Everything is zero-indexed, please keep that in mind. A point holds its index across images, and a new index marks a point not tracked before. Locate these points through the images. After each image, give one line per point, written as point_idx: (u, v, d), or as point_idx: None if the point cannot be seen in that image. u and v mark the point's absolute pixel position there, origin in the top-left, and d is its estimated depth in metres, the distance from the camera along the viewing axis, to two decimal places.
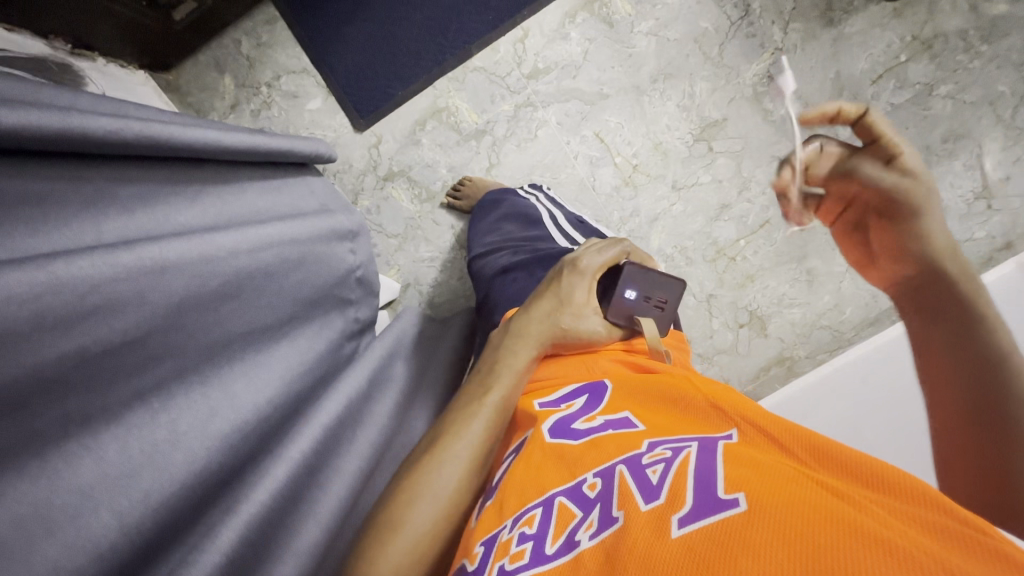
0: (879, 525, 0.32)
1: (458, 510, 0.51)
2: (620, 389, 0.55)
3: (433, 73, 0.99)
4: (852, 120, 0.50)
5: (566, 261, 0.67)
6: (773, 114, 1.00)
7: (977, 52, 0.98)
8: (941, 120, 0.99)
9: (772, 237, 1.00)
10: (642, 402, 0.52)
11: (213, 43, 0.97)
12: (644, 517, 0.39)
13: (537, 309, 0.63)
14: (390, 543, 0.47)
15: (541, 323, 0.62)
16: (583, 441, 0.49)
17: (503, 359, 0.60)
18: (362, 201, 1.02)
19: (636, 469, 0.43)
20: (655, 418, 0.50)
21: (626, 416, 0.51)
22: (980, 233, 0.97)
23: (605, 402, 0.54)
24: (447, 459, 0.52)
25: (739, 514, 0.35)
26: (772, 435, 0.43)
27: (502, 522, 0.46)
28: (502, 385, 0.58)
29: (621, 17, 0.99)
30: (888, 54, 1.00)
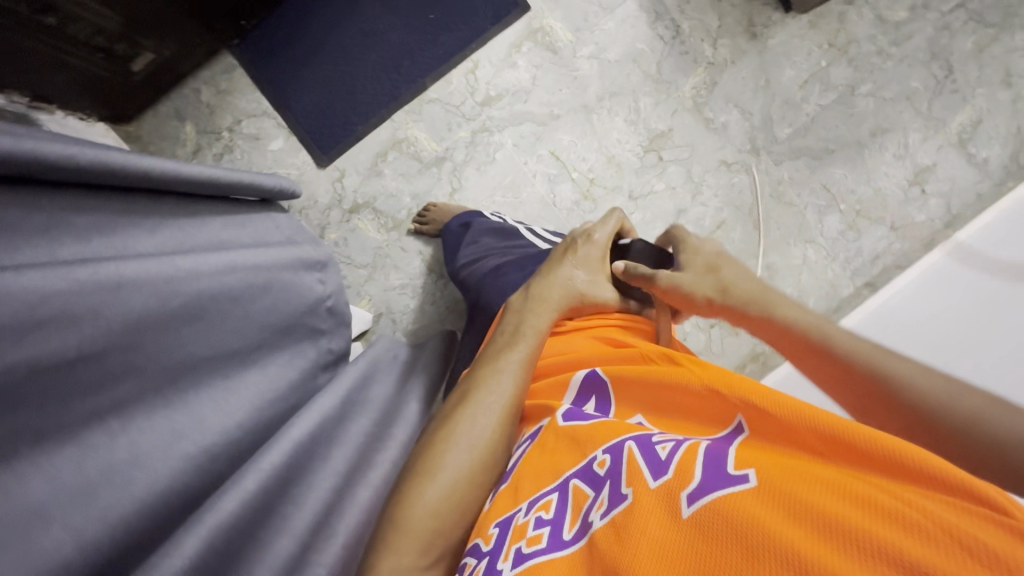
0: (887, 495, 0.31)
1: (475, 487, 0.50)
2: (621, 388, 0.53)
3: (390, 108, 1.03)
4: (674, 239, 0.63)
5: (570, 237, 0.72)
6: (714, 121, 1.07)
7: (888, 53, 1.08)
8: (867, 116, 1.09)
9: (730, 236, 1.09)
10: (648, 396, 0.51)
11: (172, 94, 0.99)
12: (653, 496, 0.39)
13: (561, 273, 0.66)
14: (411, 506, 0.47)
15: (560, 291, 0.64)
16: (592, 422, 0.49)
17: (525, 321, 0.61)
18: (330, 235, 1.04)
19: (645, 444, 0.43)
20: (664, 418, 0.50)
21: (639, 420, 0.51)
22: (920, 217, 1.07)
23: (613, 405, 0.53)
24: (479, 410, 0.53)
25: (747, 488, 0.35)
26: (767, 409, 0.41)
27: (517, 506, 0.46)
28: (525, 343, 0.59)
29: (563, 44, 1.04)
30: (810, 61, 1.08)
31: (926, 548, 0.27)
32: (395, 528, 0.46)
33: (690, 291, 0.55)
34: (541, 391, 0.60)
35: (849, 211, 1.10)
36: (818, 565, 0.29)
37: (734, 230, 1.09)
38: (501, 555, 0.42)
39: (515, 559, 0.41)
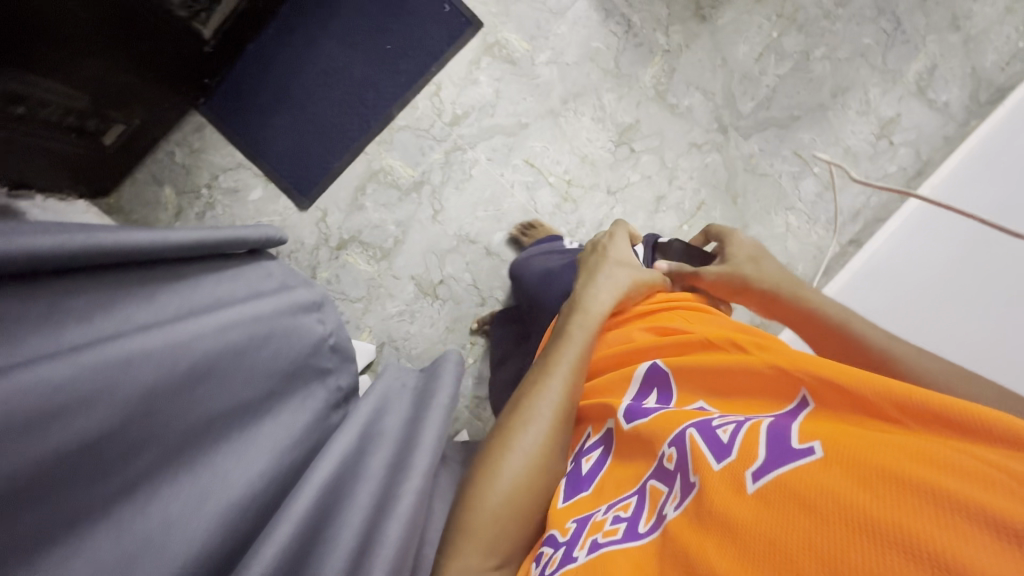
0: (945, 449, 0.34)
1: (535, 488, 0.52)
2: (683, 378, 0.55)
3: (360, 142, 1.04)
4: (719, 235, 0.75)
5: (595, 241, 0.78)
6: (678, 106, 1.09)
7: (835, 15, 1.10)
8: (825, 79, 1.11)
9: (711, 216, 1.12)
10: (710, 384, 0.54)
11: (148, 161, 1.01)
12: (721, 479, 0.41)
13: (601, 274, 0.70)
14: (474, 510, 0.49)
15: (603, 291, 0.67)
16: (654, 414, 0.52)
17: (571, 326, 0.64)
18: (321, 274, 1.06)
19: (706, 430, 0.46)
20: (726, 404, 0.52)
21: (701, 404, 0.53)
22: (893, 167, 1.14)
23: (675, 395, 0.55)
24: (533, 416, 0.55)
25: (814, 460, 0.38)
26: (847, 387, 0.43)
27: (596, 506, 0.49)
28: (572, 348, 0.61)
29: (520, 54, 1.05)
30: (762, 35, 1.09)
31: (987, 490, 0.30)
32: (461, 531, 0.49)
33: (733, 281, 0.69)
34: (601, 389, 0.62)
35: (822, 172, 1.14)
36: (882, 520, 0.32)
37: (714, 209, 1.11)
38: (578, 546, 0.45)
39: (589, 548, 0.44)
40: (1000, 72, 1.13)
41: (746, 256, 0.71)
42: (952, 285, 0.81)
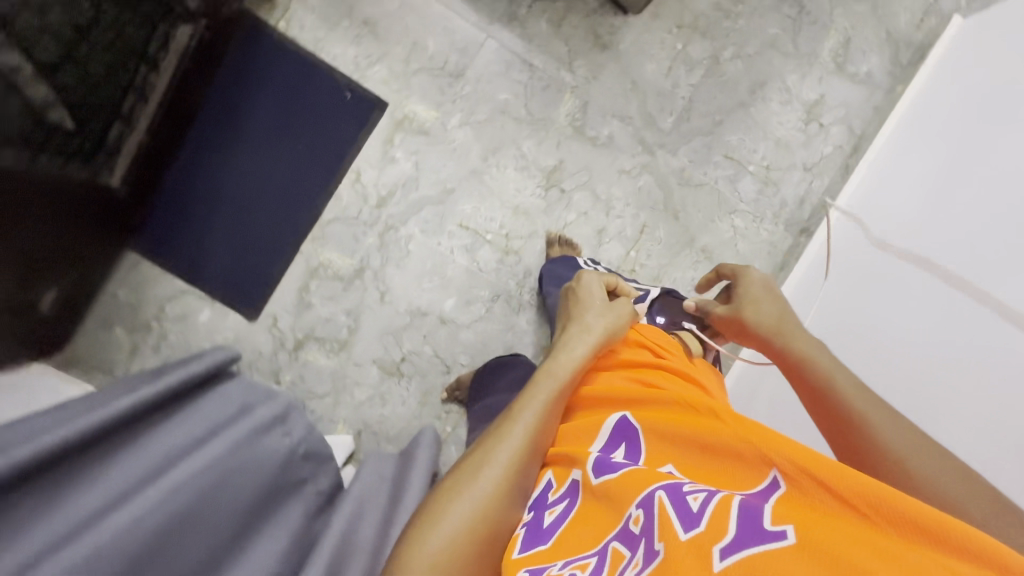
0: (917, 558, 0.37)
1: (478, 534, 0.55)
2: (654, 438, 0.60)
3: (294, 243, 1.05)
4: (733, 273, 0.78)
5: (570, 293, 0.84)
6: (599, 137, 1.08)
7: (735, 14, 1.09)
8: (741, 77, 1.10)
9: (656, 236, 1.11)
10: (677, 446, 0.58)
11: (94, 307, 1.02)
12: (685, 546, 0.44)
13: (573, 330, 0.76)
14: (416, 553, 0.53)
15: (573, 349, 0.72)
16: (620, 474, 0.56)
17: (539, 376, 0.70)
18: (285, 377, 1.07)
19: (677, 496, 0.50)
20: (692, 465, 0.56)
21: (670, 467, 0.57)
22: (828, 148, 1.12)
23: (644, 455, 0.60)
24: (490, 464, 0.60)
25: (786, 546, 0.40)
26: (817, 473, 0.45)
27: (553, 561, 0.52)
28: (535, 399, 0.66)
29: (430, 123, 1.05)
30: (667, 49, 1.08)
31: None
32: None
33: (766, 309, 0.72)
34: (572, 441, 0.66)
35: (758, 169, 1.12)
36: None
37: (657, 230, 1.11)
38: None
39: None
40: (914, 30, 1.12)
41: (761, 297, 0.73)
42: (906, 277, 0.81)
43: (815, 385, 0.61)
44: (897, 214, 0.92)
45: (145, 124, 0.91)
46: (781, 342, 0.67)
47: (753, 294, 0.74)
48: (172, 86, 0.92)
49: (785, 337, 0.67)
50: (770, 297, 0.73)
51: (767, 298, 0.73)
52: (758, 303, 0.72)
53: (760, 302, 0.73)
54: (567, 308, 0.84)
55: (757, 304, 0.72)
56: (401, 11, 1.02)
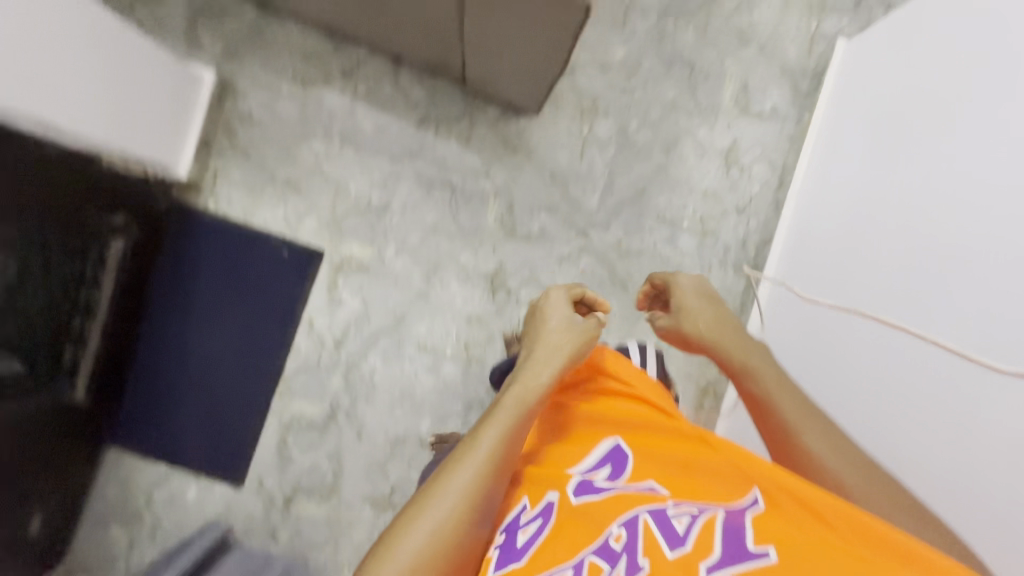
0: None
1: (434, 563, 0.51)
2: (640, 456, 0.60)
3: (264, 405, 1.07)
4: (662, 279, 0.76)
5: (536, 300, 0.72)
6: (531, 232, 1.11)
7: (631, 88, 1.13)
8: (652, 144, 1.13)
9: (610, 311, 1.12)
10: (663, 465, 0.59)
11: (87, 510, 1.04)
12: (673, 566, 0.47)
13: (550, 342, 0.65)
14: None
15: (543, 371, 0.63)
16: (607, 495, 0.55)
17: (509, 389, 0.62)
18: (282, 534, 1.07)
19: (660, 518, 0.51)
20: (675, 483, 0.57)
21: (649, 484, 0.57)
22: (755, 187, 1.14)
23: (626, 471, 0.59)
24: (450, 488, 0.54)
25: (770, 564, 0.45)
26: (809, 503, 0.50)
27: None
28: (500, 417, 0.59)
29: (368, 259, 1.09)
30: (574, 136, 1.12)
31: None
32: None
33: (713, 309, 0.72)
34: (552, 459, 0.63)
35: (693, 223, 1.14)
36: None
37: (609, 305, 1.12)
38: None
39: None
40: (806, 59, 1.16)
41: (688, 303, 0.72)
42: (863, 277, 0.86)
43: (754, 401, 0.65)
44: (836, 217, 0.97)
45: (96, 341, 0.97)
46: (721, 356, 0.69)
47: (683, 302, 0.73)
48: (109, 312, 0.99)
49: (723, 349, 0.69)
50: (705, 302, 0.72)
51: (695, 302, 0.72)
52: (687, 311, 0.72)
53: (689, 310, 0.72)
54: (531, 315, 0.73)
55: (686, 314, 0.72)
56: (318, 166, 1.08)
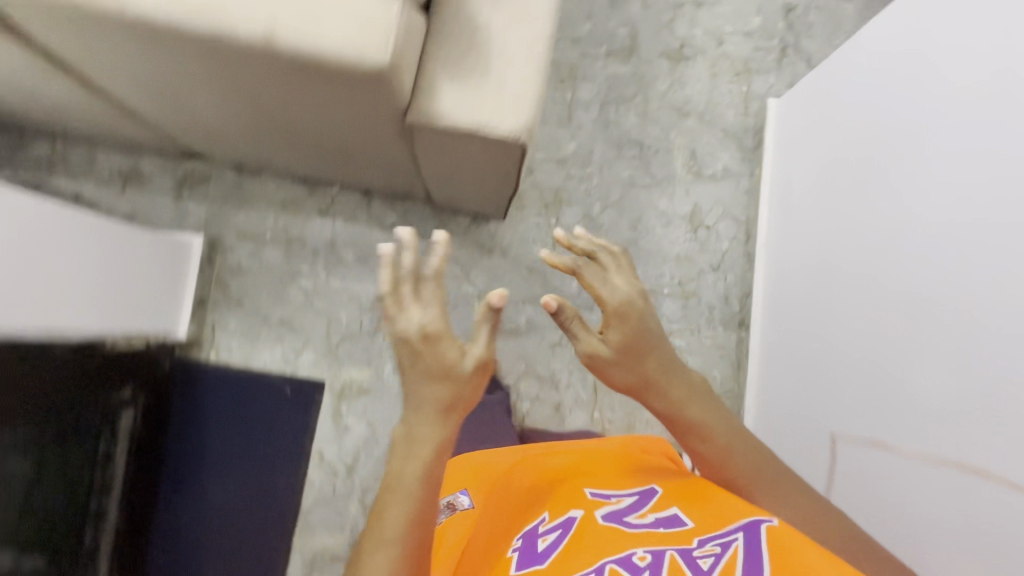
0: None
1: None
2: (668, 494, 0.59)
3: (286, 546, 1.07)
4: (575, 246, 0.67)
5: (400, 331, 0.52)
6: (520, 326, 1.15)
7: (588, 175, 1.20)
8: (619, 222, 1.19)
9: (610, 388, 1.14)
10: (689, 501, 0.57)
11: None
12: None
13: (424, 391, 0.53)
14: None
15: (419, 429, 0.53)
16: (639, 529, 0.54)
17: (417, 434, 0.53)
18: None
19: (686, 556, 0.49)
20: (700, 513, 0.55)
21: (673, 512, 0.56)
22: (724, 244, 1.19)
23: (651, 503, 0.58)
24: (380, 544, 0.50)
25: None
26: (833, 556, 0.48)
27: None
28: (413, 467, 0.52)
29: (368, 380, 1.12)
30: (543, 228, 1.18)
31: None
32: None
33: (659, 344, 0.65)
34: (579, 480, 0.63)
35: (673, 288, 1.18)
36: None
37: (608, 383, 1.14)
38: None
39: None
40: (744, 118, 1.24)
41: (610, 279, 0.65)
42: (835, 315, 0.91)
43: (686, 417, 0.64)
44: (805, 254, 1.01)
45: (115, 514, 1.00)
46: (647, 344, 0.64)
47: (604, 275, 0.65)
48: (125, 489, 1.01)
49: (645, 338, 0.64)
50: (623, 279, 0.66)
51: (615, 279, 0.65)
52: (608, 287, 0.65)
53: (610, 285, 0.65)
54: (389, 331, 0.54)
55: (605, 285, 0.65)
56: (308, 300, 1.13)
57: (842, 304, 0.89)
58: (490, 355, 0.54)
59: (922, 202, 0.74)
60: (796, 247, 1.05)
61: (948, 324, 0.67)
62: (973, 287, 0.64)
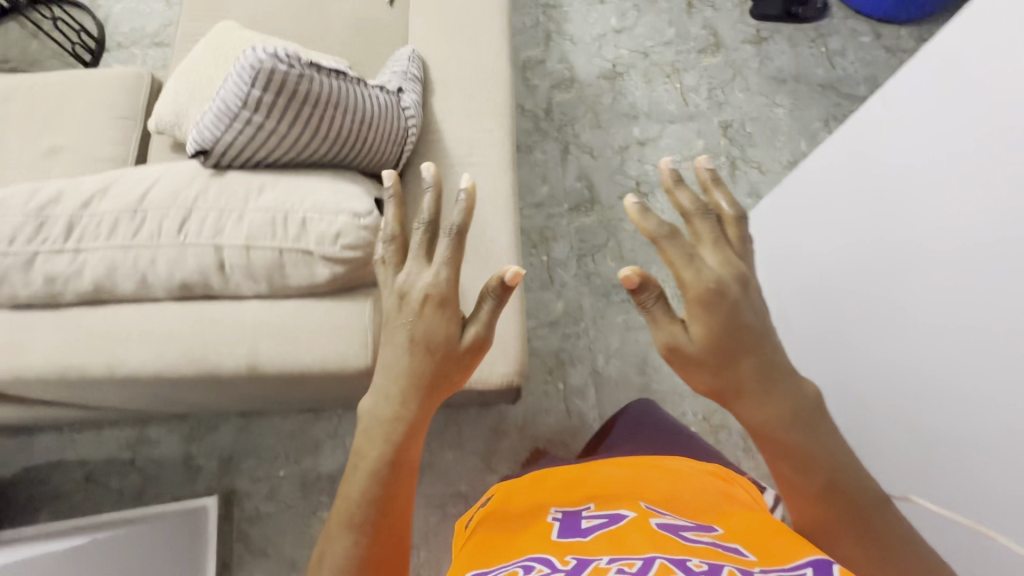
0: None
1: (356, 509, 0.50)
2: (735, 530, 0.48)
3: None
4: (682, 206, 0.58)
5: (399, 285, 0.54)
6: None
7: (583, 329, 1.20)
8: (627, 370, 1.17)
9: None
10: (758, 538, 0.47)
11: None
12: None
13: (411, 331, 0.54)
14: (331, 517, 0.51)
15: (395, 391, 0.54)
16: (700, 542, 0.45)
17: (398, 357, 0.54)
18: None
19: None
20: (770, 549, 0.45)
21: (738, 545, 0.46)
22: None
23: (717, 530, 0.48)
24: (363, 462, 0.52)
25: None
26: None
27: (600, 555, 0.44)
28: (399, 399, 0.53)
29: None
30: (554, 394, 1.16)
31: None
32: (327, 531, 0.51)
33: (760, 340, 0.54)
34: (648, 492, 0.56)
35: (701, 424, 1.14)
36: None
37: None
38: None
39: None
40: None
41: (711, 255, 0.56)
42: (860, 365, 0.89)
43: (795, 426, 0.52)
44: (813, 297, 1.00)
45: None
46: (756, 332, 0.54)
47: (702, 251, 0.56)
48: None
49: (754, 326, 0.54)
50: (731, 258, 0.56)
51: (720, 255, 0.56)
52: (712, 262, 0.55)
53: (714, 262, 0.55)
54: (386, 282, 0.56)
55: (707, 260, 0.55)
56: None
57: (867, 356, 0.87)
58: (485, 337, 0.54)
59: (914, 302, 0.74)
60: (801, 286, 1.04)
61: (977, 428, 0.69)
62: (990, 391, 0.65)
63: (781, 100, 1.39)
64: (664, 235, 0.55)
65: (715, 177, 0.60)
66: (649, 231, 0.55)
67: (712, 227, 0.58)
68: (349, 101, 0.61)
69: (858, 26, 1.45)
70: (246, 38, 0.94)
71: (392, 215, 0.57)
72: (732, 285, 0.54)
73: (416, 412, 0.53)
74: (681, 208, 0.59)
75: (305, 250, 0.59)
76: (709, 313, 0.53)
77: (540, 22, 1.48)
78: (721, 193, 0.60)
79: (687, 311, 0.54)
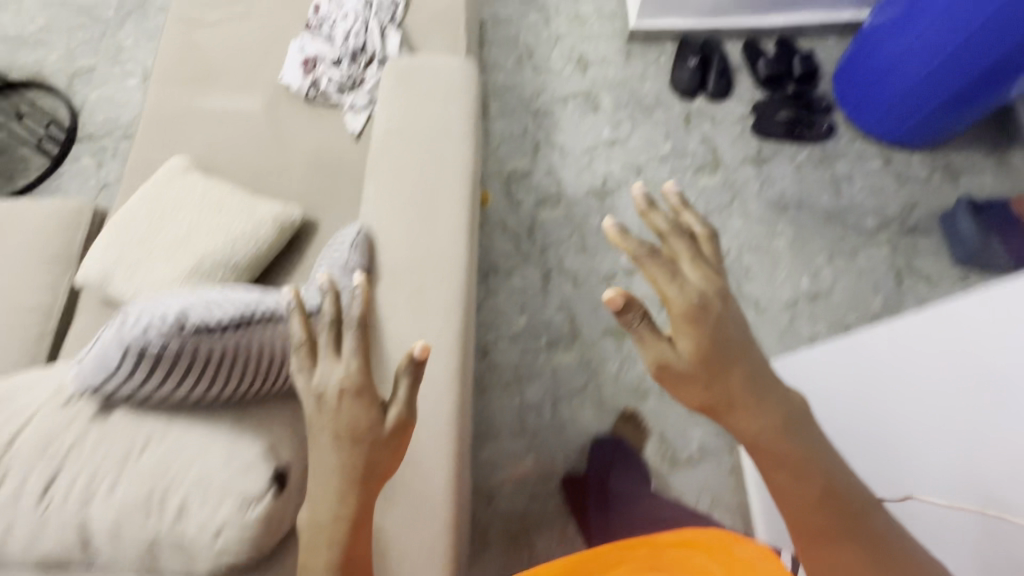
0: None
1: None
2: None
3: None
4: (659, 224, 0.67)
5: (313, 388, 0.54)
6: None
7: (553, 486, 1.09)
8: None
9: None
10: None
11: None
12: None
13: (336, 426, 0.53)
14: None
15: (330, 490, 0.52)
16: None
17: (322, 454, 0.53)
18: None
19: None
20: None
21: None
22: None
23: None
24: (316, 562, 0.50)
25: None
26: None
27: None
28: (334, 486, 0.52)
29: None
30: (516, 564, 1.04)
31: None
32: None
33: (746, 349, 0.60)
34: None
35: None
36: None
37: None
38: None
39: None
40: None
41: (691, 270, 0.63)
42: None
43: (788, 438, 0.57)
44: None
45: None
46: (734, 345, 0.60)
47: (683, 263, 0.64)
48: None
49: (730, 336, 0.60)
50: (708, 273, 0.63)
51: (698, 268, 0.63)
52: (690, 274, 0.63)
53: (693, 275, 0.63)
54: (301, 384, 0.55)
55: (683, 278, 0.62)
56: None
57: None
58: (409, 416, 0.54)
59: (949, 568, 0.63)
60: None
61: None
62: None
63: (781, 230, 1.29)
64: (645, 253, 0.63)
65: (683, 200, 0.67)
66: (631, 250, 0.61)
67: (689, 246, 0.65)
68: (248, 352, 0.53)
69: (867, 149, 1.37)
70: (190, 186, 0.87)
71: (299, 357, 0.56)
72: (714, 300, 0.61)
73: (357, 508, 0.52)
74: (659, 225, 0.67)
75: (180, 538, 0.50)
76: (688, 326, 0.60)
77: (529, 130, 1.41)
78: (692, 215, 0.67)
79: (674, 327, 0.61)
